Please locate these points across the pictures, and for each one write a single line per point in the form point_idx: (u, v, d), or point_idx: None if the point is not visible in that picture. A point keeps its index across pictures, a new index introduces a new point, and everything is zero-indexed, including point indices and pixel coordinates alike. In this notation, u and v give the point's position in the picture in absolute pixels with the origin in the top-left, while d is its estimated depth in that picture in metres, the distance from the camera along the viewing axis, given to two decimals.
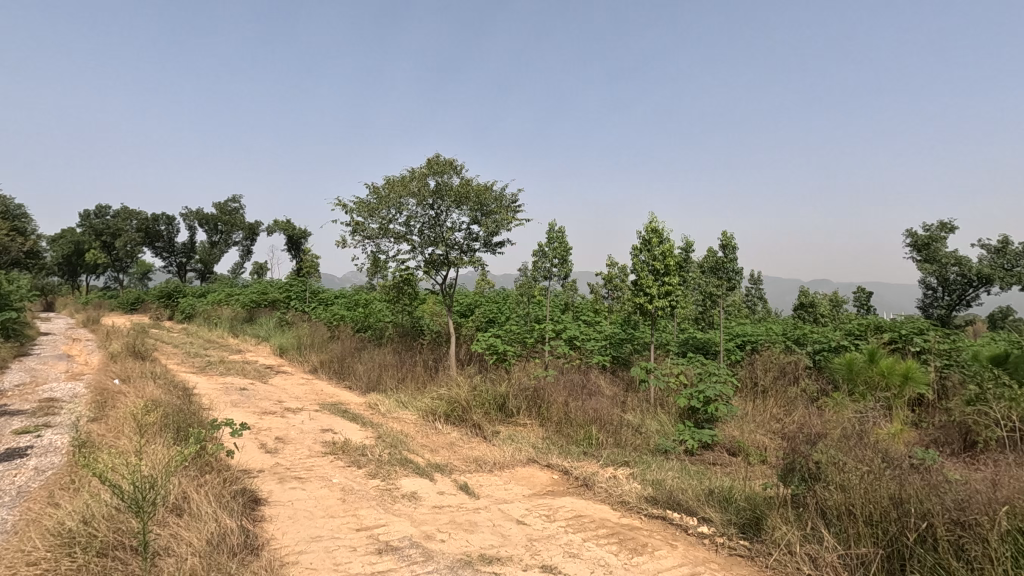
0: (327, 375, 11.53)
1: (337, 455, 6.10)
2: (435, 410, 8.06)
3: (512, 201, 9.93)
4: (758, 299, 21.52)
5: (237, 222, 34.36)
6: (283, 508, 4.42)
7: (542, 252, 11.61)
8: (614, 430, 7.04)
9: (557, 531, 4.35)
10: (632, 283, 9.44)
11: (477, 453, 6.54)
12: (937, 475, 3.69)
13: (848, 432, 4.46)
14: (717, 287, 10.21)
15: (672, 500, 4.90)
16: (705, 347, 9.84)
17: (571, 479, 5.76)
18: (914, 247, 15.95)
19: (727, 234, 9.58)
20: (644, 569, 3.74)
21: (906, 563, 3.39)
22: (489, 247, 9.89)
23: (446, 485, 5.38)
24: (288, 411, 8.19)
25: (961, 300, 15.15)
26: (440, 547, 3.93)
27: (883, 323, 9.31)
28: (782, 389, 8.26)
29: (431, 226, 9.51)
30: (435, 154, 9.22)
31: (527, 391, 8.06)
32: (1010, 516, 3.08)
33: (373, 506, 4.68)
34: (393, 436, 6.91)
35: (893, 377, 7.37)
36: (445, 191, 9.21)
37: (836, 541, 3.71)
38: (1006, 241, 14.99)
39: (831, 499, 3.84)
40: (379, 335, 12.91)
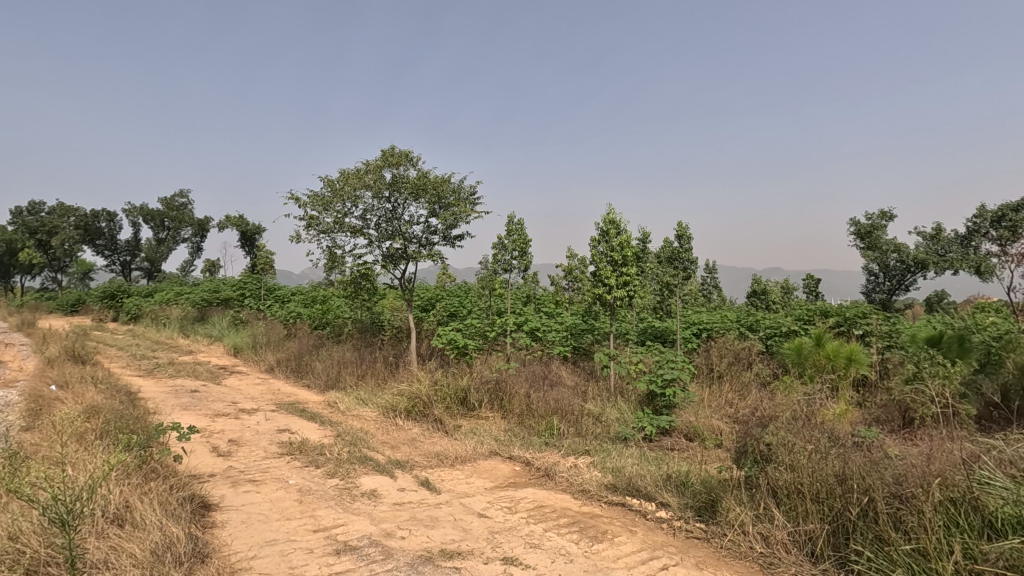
0: (284, 374, 11.23)
1: (295, 455, 5.94)
2: (395, 406, 7.96)
3: (471, 193, 9.87)
4: (713, 288, 22.17)
5: (185, 218, 33.03)
6: (236, 513, 4.27)
7: (502, 244, 11.59)
8: (575, 420, 7.12)
9: (519, 523, 4.36)
10: (591, 274, 9.53)
11: (439, 448, 6.49)
12: (878, 451, 3.88)
13: (796, 414, 4.63)
14: (673, 277, 10.44)
15: (631, 487, 4.99)
16: (663, 336, 10.07)
17: (533, 469, 5.79)
18: (857, 235, 16.67)
19: (682, 224, 9.81)
20: (605, 556, 3.78)
21: (849, 536, 3.55)
22: (448, 240, 9.81)
23: (408, 482, 5.33)
24: (242, 412, 7.93)
25: (900, 285, 15.98)
26: (400, 544, 3.87)
27: (831, 308, 9.73)
28: (736, 374, 8.53)
29: (388, 220, 9.35)
30: (391, 146, 9.06)
31: (489, 384, 8.06)
32: (943, 487, 3.28)
33: (331, 506, 4.58)
34: (353, 434, 6.78)
35: (839, 360, 7.70)
36: (401, 183, 9.07)
37: (785, 519, 3.85)
38: (941, 228, 15.83)
39: (781, 479, 3.97)
40: (338, 332, 12.65)
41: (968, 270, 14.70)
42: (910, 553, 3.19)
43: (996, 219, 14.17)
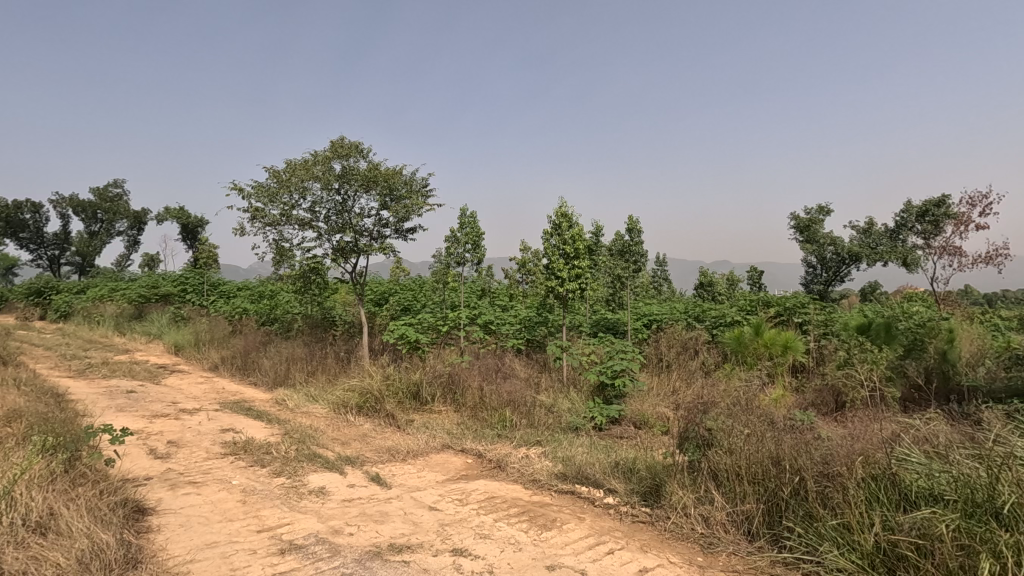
0: (230, 372, 10.83)
1: (239, 455, 5.75)
2: (346, 402, 7.82)
3: (423, 185, 9.75)
4: (663, 280, 22.79)
5: (120, 209, 31.25)
6: (174, 517, 4.11)
7: (454, 237, 11.50)
8: (527, 411, 7.20)
9: (469, 514, 4.38)
10: (544, 267, 9.61)
11: (391, 443, 6.43)
12: (809, 434, 4.09)
13: (735, 401, 4.82)
14: (624, 270, 10.67)
15: (581, 475, 5.10)
16: (615, 327, 10.31)
17: (485, 461, 5.82)
18: (797, 229, 17.43)
19: (633, 218, 10.03)
20: (553, 543, 3.85)
21: (782, 514, 3.74)
22: (400, 233, 9.68)
23: (357, 478, 5.25)
24: (183, 412, 7.60)
25: (836, 276, 16.86)
26: (348, 541, 3.82)
27: (772, 299, 10.17)
28: (684, 363, 8.82)
29: (337, 212, 9.12)
30: (340, 137, 8.84)
31: (442, 378, 8.03)
32: (865, 465, 3.49)
33: (277, 506, 4.46)
34: (301, 431, 6.62)
35: (776, 348, 8.07)
36: (351, 175, 8.86)
37: (724, 500, 4.01)
38: (872, 221, 16.75)
39: (721, 463, 4.13)
40: (287, 328, 12.30)
41: (896, 262, 15.60)
42: (836, 527, 3.39)
43: (921, 214, 15.05)
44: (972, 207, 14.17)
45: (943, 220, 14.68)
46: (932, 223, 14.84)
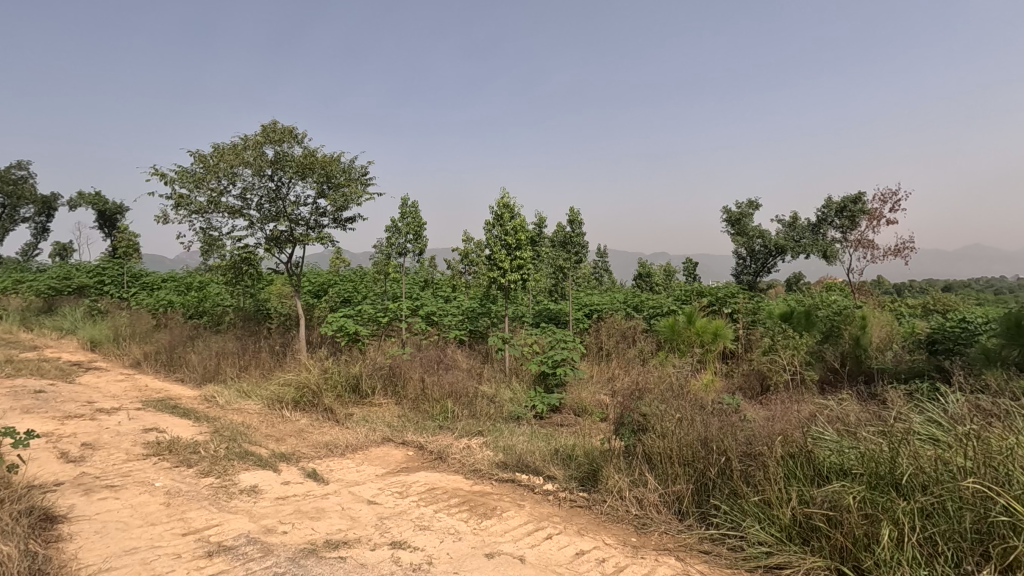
0: (153, 369, 10.20)
1: (163, 456, 5.44)
2: (282, 397, 7.54)
3: (363, 173, 9.49)
4: (604, 271, 23.31)
5: (25, 193, 28.65)
6: (89, 523, 3.84)
7: (395, 227, 11.27)
8: (468, 402, 7.21)
9: (409, 507, 4.34)
10: (486, 258, 9.59)
11: (328, 437, 6.27)
12: (735, 417, 4.30)
13: (669, 388, 5.00)
14: (566, 261, 10.82)
15: (521, 463, 5.17)
16: (557, 317, 10.47)
17: (426, 453, 5.78)
18: (728, 222, 18.25)
19: (574, 210, 10.18)
20: (493, 532, 3.88)
21: (709, 493, 3.93)
22: (338, 223, 9.39)
23: (293, 474, 5.09)
24: (100, 412, 7.09)
25: (763, 267, 17.79)
26: (281, 540, 3.70)
27: (705, 289, 10.63)
28: (622, 352, 9.08)
29: (271, 200, 8.73)
30: (272, 121, 8.46)
31: (382, 370, 7.90)
32: (784, 444, 3.71)
33: (204, 507, 4.26)
34: (232, 428, 6.33)
35: (707, 336, 8.43)
36: (285, 161, 8.50)
37: (657, 482, 4.17)
38: (796, 216, 17.76)
39: (654, 446, 4.28)
40: (217, 322, 11.71)
41: (817, 254, 16.65)
42: (758, 503, 3.60)
43: (839, 210, 16.09)
44: (884, 203, 15.30)
45: (859, 216, 15.80)
46: (849, 218, 15.94)
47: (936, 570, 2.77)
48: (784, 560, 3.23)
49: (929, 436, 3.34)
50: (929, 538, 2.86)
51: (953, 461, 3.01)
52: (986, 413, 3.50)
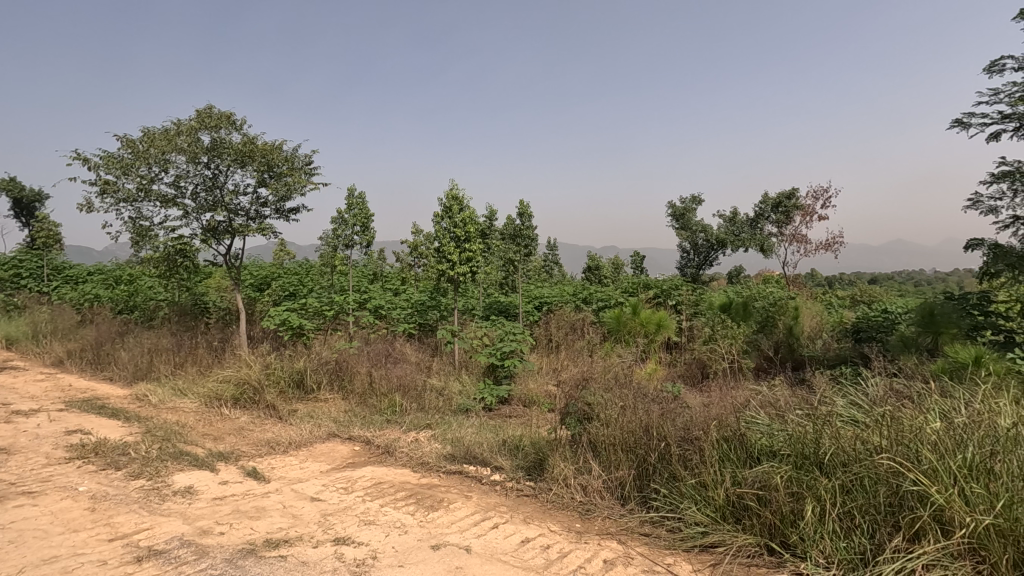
0: (78, 367, 9.56)
1: (88, 459, 5.13)
2: (220, 394, 7.23)
3: (307, 162, 9.18)
4: (554, 264, 23.57)
5: None
6: (1, 533, 3.58)
7: (342, 219, 10.99)
8: (417, 396, 7.16)
9: (354, 502, 4.28)
10: (434, 250, 9.48)
11: (270, 435, 6.07)
12: (675, 404, 4.47)
13: (613, 378, 5.13)
14: (516, 254, 10.88)
15: (469, 455, 5.18)
16: (507, 310, 10.54)
17: (372, 448, 5.70)
18: (672, 217, 18.80)
19: (524, 202, 10.24)
20: (439, 523, 3.88)
21: (649, 478, 4.07)
22: (281, 213, 9.07)
23: (231, 474, 4.91)
24: (16, 415, 6.60)
25: (705, 260, 18.45)
26: (217, 541, 3.57)
27: (651, 282, 10.95)
28: (571, 343, 9.23)
29: (207, 189, 8.32)
30: (208, 106, 8.05)
31: (328, 365, 7.73)
32: (718, 428, 3.88)
33: (134, 510, 4.05)
34: (165, 428, 6.03)
35: (651, 327, 8.70)
36: (222, 148, 8.11)
37: (601, 469, 4.28)
38: (736, 211, 18.49)
39: (598, 434, 4.39)
40: (149, 317, 11.10)
41: (754, 248, 17.39)
42: (694, 485, 3.75)
43: (775, 205, 16.87)
44: (815, 200, 16.17)
45: (793, 212, 16.64)
46: (784, 213, 16.76)
47: (854, 541, 2.97)
48: (718, 539, 3.39)
49: (850, 417, 3.57)
50: (848, 513, 3.06)
51: (870, 440, 3.22)
52: (901, 395, 3.78)
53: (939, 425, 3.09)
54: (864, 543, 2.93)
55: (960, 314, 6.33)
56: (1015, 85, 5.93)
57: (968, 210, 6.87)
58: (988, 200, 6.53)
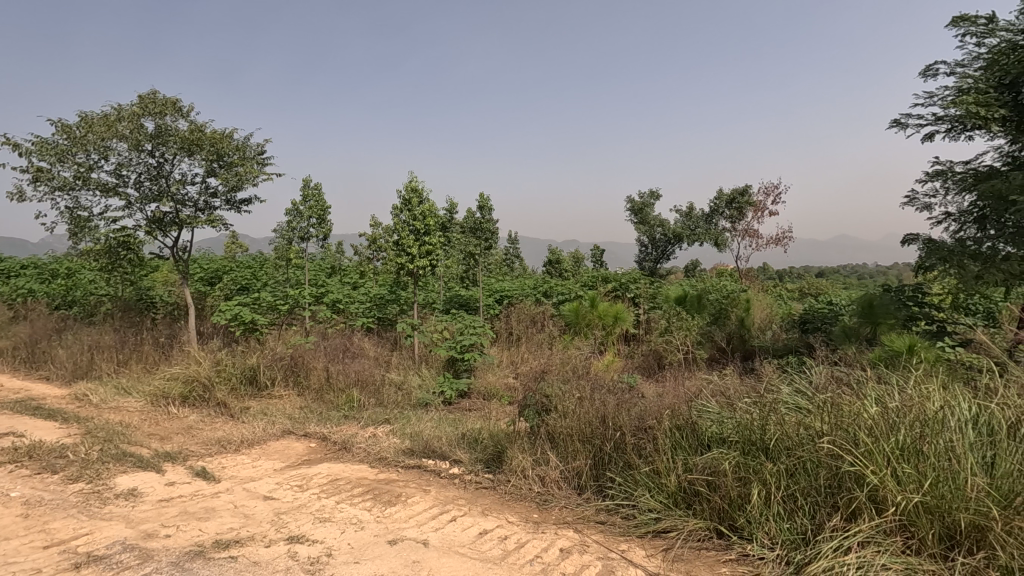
0: (10, 366, 9.00)
1: (21, 463, 4.84)
2: (167, 392, 6.94)
3: (259, 152, 8.89)
4: (515, 257, 23.62)
5: None
6: None
7: (297, 210, 10.69)
8: (375, 390, 7.07)
9: (308, 500, 4.19)
10: (393, 243, 9.34)
11: (221, 433, 5.88)
12: (631, 395, 4.56)
13: (571, 371, 5.18)
14: (476, 247, 10.84)
15: (427, 449, 5.16)
16: (467, 303, 10.50)
17: (329, 444, 5.59)
18: (631, 212, 19.12)
19: (484, 195, 10.20)
20: (397, 518, 3.85)
21: (605, 467, 4.14)
22: (232, 204, 8.75)
23: (178, 475, 4.73)
24: None
25: (663, 254, 18.85)
26: (163, 544, 3.44)
27: (610, 276, 11.12)
28: (531, 335, 9.29)
29: (152, 178, 7.95)
30: (151, 91, 7.67)
31: (282, 361, 7.54)
32: (671, 417, 3.99)
33: (72, 515, 3.85)
34: (107, 429, 5.75)
35: (609, 319, 8.85)
36: (167, 136, 7.75)
37: (558, 460, 4.33)
38: (692, 206, 18.95)
39: (557, 426, 4.44)
40: (90, 312, 10.54)
41: (709, 242, 17.88)
42: (648, 473, 3.84)
43: (729, 201, 17.38)
44: (767, 196, 16.74)
45: (745, 208, 17.18)
46: (738, 209, 17.25)
47: (796, 522, 3.11)
48: (670, 524, 3.49)
49: (794, 404, 3.72)
50: (791, 496, 3.20)
51: (812, 425, 3.38)
52: (841, 381, 3.97)
53: (875, 410, 3.26)
54: (805, 524, 3.08)
55: (897, 305, 6.69)
56: (947, 89, 6.27)
57: (905, 207, 7.25)
58: (923, 197, 6.90)
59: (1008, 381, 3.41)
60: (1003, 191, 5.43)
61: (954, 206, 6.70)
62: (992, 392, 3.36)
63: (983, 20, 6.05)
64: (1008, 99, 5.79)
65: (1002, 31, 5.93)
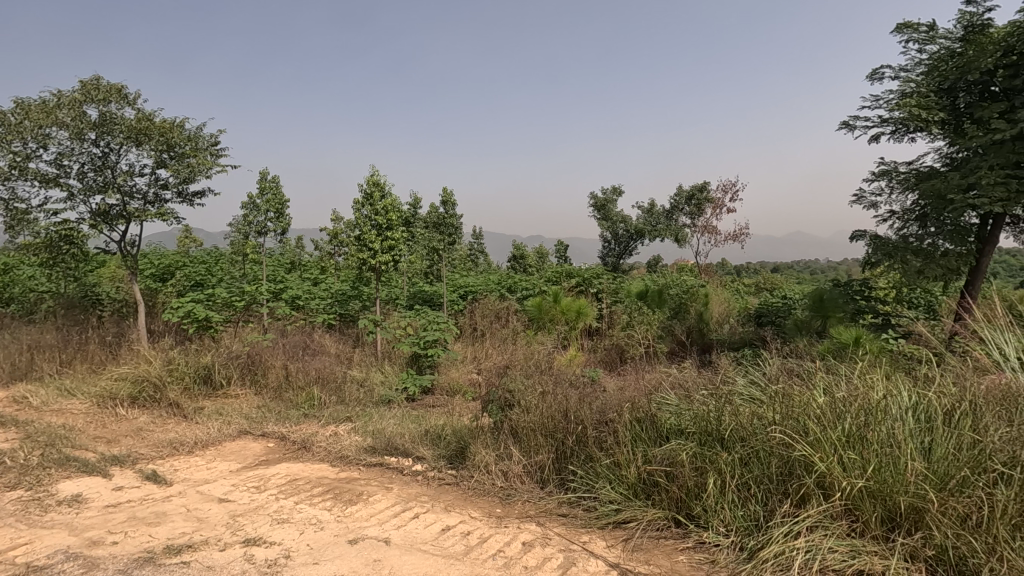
0: None
1: None
2: (115, 393, 6.64)
3: (212, 143, 8.57)
4: (479, 253, 23.56)
5: None
6: None
7: (253, 204, 10.37)
8: (336, 388, 6.94)
9: (265, 501, 4.09)
10: (354, 238, 9.16)
11: (173, 435, 5.67)
12: (593, 389, 4.62)
13: (534, 366, 5.20)
14: (440, 243, 10.76)
15: (390, 447, 5.11)
16: (431, 299, 10.42)
17: (287, 444, 5.47)
18: (594, 207, 19.33)
19: (447, 190, 10.12)
20: (358, 517, 3.80)
21: (567, 460, 4.19)
22: (184, 197, 8.42)
23: (127, 479, 4.54)
24: None
25: (625, 250, 19.14)
26: (109, 552, 3.29)
27: (573, 271, 11.22)
28: (495, 330, 9.29)
29: (96, 169, 7.56)
30: (94, 77, 7.28)
31: (238, 359, 7.31)
32: (632, 410, 4.06)
33: (10, 524, 3.65)
34: (48, 432, 5.46)
35: (571, 314, 8.93)
36: (112, 124, 7.38)
37: (522, 455, 4.36)
38: (653, 203, 19.30)
39: (520, 421, 4.46)
40: (30, 310, 9.97)
41: (670, 238, 18.24)
42: (609, 465, 3.91)
43: (689, 198, 17.77)
44: (725, 193, 17.19)
45: (704, 204, 17.61)
46: (697, 206, 17.66)
47: (749, 509, 3.22)
48: (630, 515, 3.55)
49: (748, 394, 3.85)
50: (745, 484, 3.31)
51: (765, 415, 3.50)
52: (792, 373, 4.12)
53: (823, 399, 3.40)
54: (757, 511, 3.19)
55: (845, 299, 7.00)
56: (892, 92, 6.56)
57: (854, 205, 7.57)
58: (870, 196, 7.21)
59: (944, 371, 3.61)
60: (943, 190, 5.73)
61: (898, 204, 7.04)
62: (929, 381, 3.55)
63: (924, 28, 6.36)
64: (947, 103, 6.11)
65: (942, 39, 6.25)
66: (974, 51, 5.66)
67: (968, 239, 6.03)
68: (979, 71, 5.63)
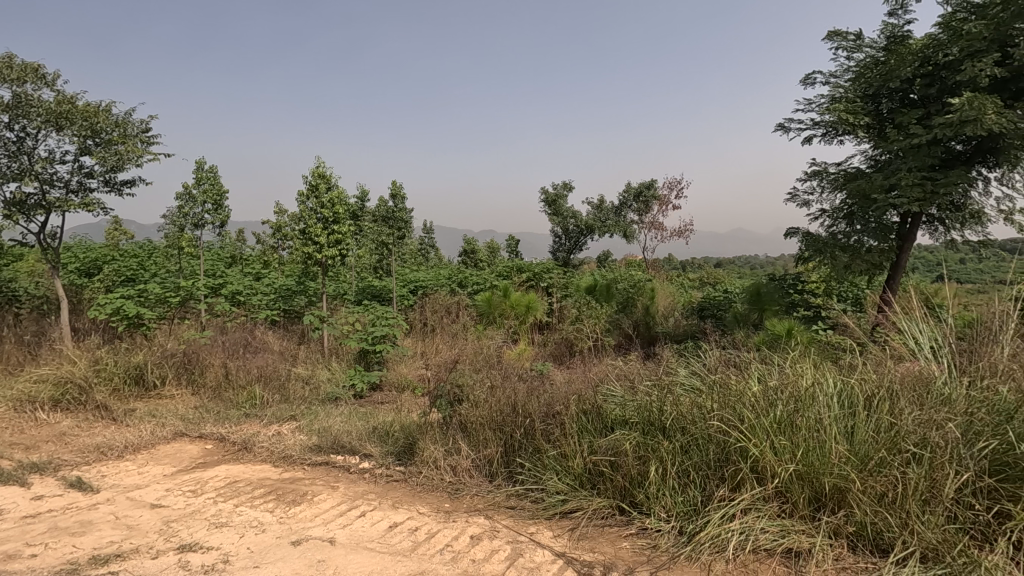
0: None
1: None
2: (34, 395, 6.18)
3: (142, 130, 8.09)
4: (430, 247, 23.29)
5: None
6: None
7: (189, 194, 9.86)
8: (279, 387, 6.73)
9: (202, 505, 3.92)
10: (299, 231, 8.87)
11: (101, 439, 5.34)
12: (542, 382, 4.67)
13: (483, 361, 5.21)
14: (389, 236, 10.58)
15: (336, 445, 5.00)
16: (380, 295, 10.24)
17: (227, 445, 5.26)
18: (545, 203, 19.47)
19: (396, 183, 9.95)
20: (302, 517, 3.71)
21: (516, 453, 4.22)
22: (112, 186, 7.91)
23: (47, 487, 4.24)
24: None
25: (575, 245, 19.40)
26: (27, 565, 3.08)
27: (524, 266, 11.28)
28: (446, 325, 9.24)
29: (10, 154, 6.99)
30: (6, 55, 6.72)
31: (174, 358, 6.95)
32: (579, 403, 4.14)
33: None
34: None
35: (521, 309, 9.00)
36: (28, 106, 6.83)
37: (470, 449, 4.36)
38: (603, 199, 19.64)
39: (469, 416, 4.47)
40: None
41: (618, 234, 18.61)
42: (556, 457, 3.97)
43: (637, 195, 18.19)
44: (670, 190, 17.71)
45: (651, 201, 18.08)
46: (644, 203, 18.12)
47: (688, 495, 3.35)
48: (576, 504, 3.63)
49: (689, 385, 4.00)
50: (684, 471, 3.44)
51: (704, 404, 3.64)
52: (730, 363, 4.31)
53: (757, 389, 3.57)
54: (696, 496, 3.32)
55: (780, 293, 7.36)
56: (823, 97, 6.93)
57: (788, 203, 7.95)
58: (803, 195, 7.60)
59: (865, 359, 3.87)
60: (868, 190, 6.12)
61: (828, 203, 7.45)
62: (852, 369, 3.80)
63: (852, 36, 6.74)
64: (871, 108, 6.51)
65: (867, 47, 6.64)
66: (895, 60, 6.04)
67: (889, 236, 6.45)
68: (899, 79, 6.02)
